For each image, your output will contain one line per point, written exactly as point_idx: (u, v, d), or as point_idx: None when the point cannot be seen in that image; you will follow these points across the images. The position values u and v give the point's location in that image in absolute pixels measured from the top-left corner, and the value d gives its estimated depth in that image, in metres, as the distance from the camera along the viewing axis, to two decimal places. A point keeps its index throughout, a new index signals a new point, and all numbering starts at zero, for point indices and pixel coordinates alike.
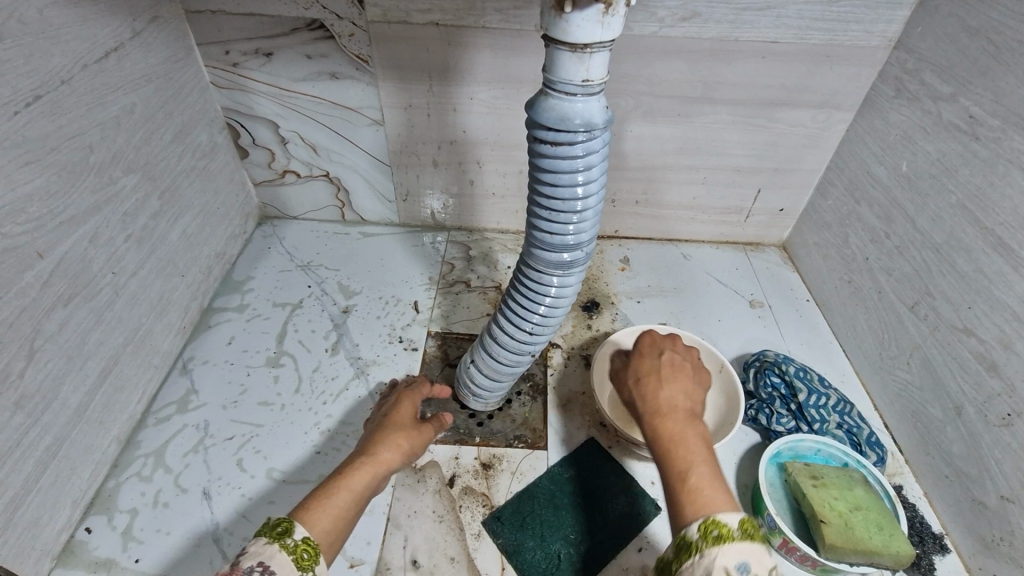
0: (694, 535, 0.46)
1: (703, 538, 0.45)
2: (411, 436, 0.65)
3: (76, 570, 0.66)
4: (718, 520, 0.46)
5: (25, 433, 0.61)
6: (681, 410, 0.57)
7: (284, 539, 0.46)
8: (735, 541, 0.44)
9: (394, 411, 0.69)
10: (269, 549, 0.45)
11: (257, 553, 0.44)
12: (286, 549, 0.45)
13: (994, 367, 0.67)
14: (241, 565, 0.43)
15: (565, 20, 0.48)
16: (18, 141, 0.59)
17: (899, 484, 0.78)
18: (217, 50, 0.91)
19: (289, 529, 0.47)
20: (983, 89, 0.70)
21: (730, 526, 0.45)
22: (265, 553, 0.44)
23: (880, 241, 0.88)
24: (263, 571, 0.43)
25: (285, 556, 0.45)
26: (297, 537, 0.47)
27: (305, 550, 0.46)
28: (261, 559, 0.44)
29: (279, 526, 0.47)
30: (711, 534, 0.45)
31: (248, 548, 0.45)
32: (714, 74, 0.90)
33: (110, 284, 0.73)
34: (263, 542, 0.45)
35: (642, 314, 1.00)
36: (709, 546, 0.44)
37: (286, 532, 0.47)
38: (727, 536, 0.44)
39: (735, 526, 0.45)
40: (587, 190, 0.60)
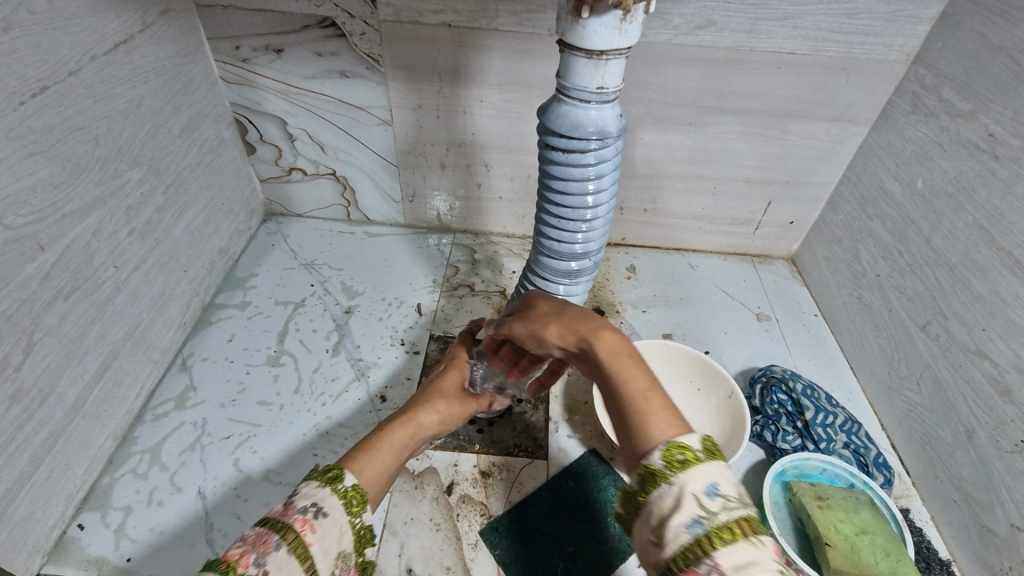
0: (658, 464, 0.37)
1: (668, 466, 0.37)
2: (453, 404, 0.64)
3: (67, 567, 0.66)
4: (681, 444, 0.38)
5: (20, 426, 0.60)
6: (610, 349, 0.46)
7: (335, 484, 0.43)
8: (703, 462, 0.37)
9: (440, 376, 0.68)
10: (322, 492, 0.41)
11: (310, 495, 0.41)
12: (336, 494, 0.42)
13: (1007, 392, 0.65)
14: (296, 503, 0.40)
15: (582, 25, 0.47)
16: (23, 132, 0.58)
17: (905, 507, 0.77)
18: (227, 45, 0.90)
19: (340, 474, 0.43)
20: (1003, 107, 0.68)
21: (695, 448, 0.37)
22: (318, 495, 0.41)
23: (892, 259, 0.86)
24: (318, 511, 0.40)
25: (336, 502, 0.41)
26: (348, 484, 0.43)
27: (355, 498, 0.43)
28: (314, 501, 0.41)
29: (329, 472, 0.44)
30: (676, 459, 0.37)
31: (300, 488, 0.42)
32: (728, 83, 0.89)
33: (111, 278, 0.73)
34: (314, 485, 0.42)
35: (647, 324, 0.99)
36: (677, 474, 0.36)
37: (337, 478, 0.43)
38: (693, 460, 0.37)
39: (699, 446, 0.38)
40: (598, 199, 0.58)
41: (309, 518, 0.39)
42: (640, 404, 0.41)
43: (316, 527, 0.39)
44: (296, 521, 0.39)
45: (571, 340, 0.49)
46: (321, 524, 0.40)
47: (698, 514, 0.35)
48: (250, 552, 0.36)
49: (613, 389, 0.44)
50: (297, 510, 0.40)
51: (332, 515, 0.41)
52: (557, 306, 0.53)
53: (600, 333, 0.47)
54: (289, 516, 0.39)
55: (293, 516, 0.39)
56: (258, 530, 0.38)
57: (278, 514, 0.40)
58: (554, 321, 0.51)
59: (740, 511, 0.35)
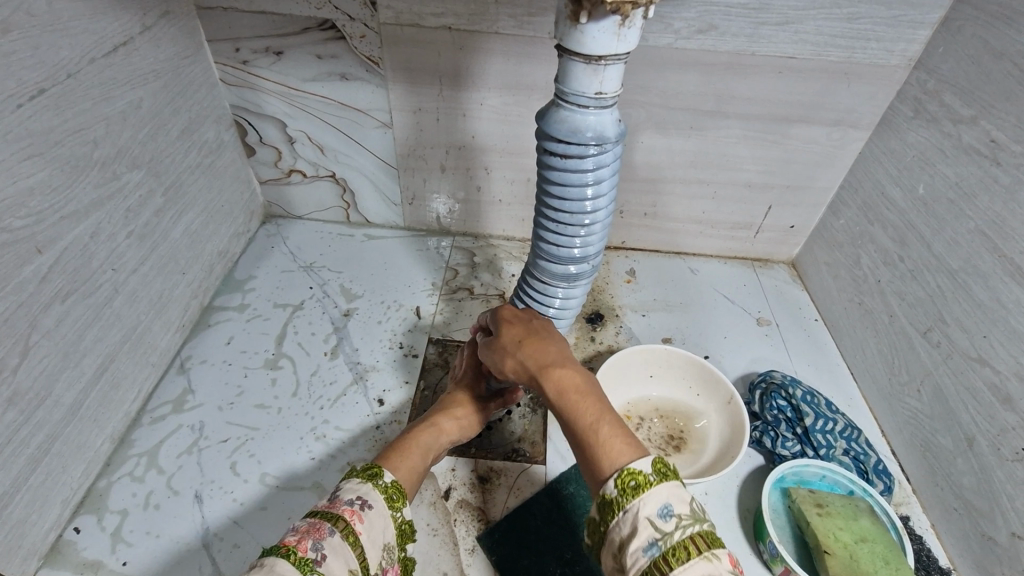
0: (613, 493, 0.43)
1: (621, 493, 0.42)
2: (472, 411, 0.72)
3: (63, 571, 0.65)
4: (632, 470, 0.43)
5: (16, 429, 0.60)
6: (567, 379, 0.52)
7: (376, 479, 0.51)
8: (653, 486, 0.42)
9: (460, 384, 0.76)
10: (364, 487, 0.50)
11: (355, 488, 0.49)
12: (378, 488, 0.50)
13: (1009, 400, 0.65)
14: (342, 497, 0.48)
15: (580, 31, 0.47)
16: (21, 135, 0.58)
17: (905, 514, 0.76)
18: (227, 47, 0.90)
19: (379, 472, 0.52)
20: (1006, 113, 0.68)
21: (645, 472, 0.42)
22: (361, 489, 0.49)
23: (893, 264, 0.86)
24: (363, 503, 0.48)
25: (378, 494, 0.50)
26: (387, 480, 0.52)
27: (395, 492, 0.51)
28: (359, 494, 0.49)
29: (369, 469, 0.52)
30: (630, 486, 0.42)
31: (343, 485, 0.50)
32: (729, 87, 0.88)
33: (109, 281, 0.72)
34: (357, 481, 0.50)
35: (646, 328, 0.99)
36: (629, 500, 0.42)
37: (377, 475, 0.51)
38: (643, 484, 0.42)
39: (650, 470, 0.42)
40: (596, 204, 0.58)
41: (356, 509, 0.47)
42: (595, 437, 0.47)
43: (363, 516, 0.47)
44: (345, 511, 0.46)
45: (528, 375, 0.55)
46: (367, 515, 0.47)
47: (655, 537, 0.40)
48: (308, 538, 0.43)
49: (573, 423, 0.50)
50: (344, 502, 0.47)
51: (375, 508, 0.48)
52: (519, 336, 0.57)
53: (555, 371, 0.52)
54: (338, 508, 0.47)
55: (342, 508, 0.47)
56: (310, 520, 0.45)
57: (326, 507, 0.47)
58: (515, 352, 0.56)
59: (691, 528, 0.40)
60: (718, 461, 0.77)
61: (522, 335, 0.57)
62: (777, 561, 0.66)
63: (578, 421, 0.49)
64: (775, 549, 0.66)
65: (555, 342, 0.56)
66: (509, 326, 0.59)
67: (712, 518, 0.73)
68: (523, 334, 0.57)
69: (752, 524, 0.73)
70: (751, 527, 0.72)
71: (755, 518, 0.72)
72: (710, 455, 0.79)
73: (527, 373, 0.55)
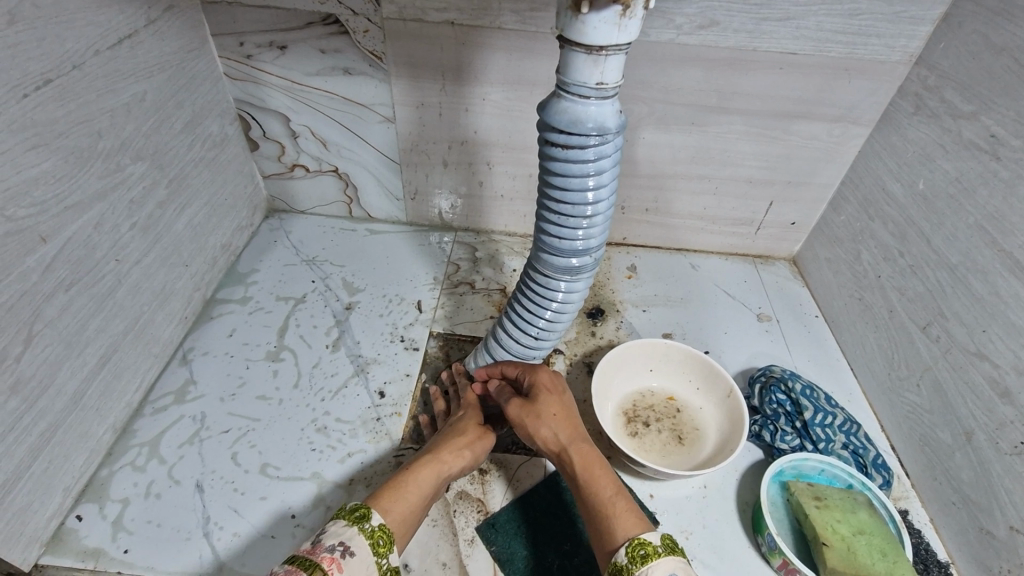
0: (624, 561, 0.53)
1: (631, 561, 0.53)
2: (475, 441, 0.70)
3: (64, 558, 0.66)
4: (642, 541, 0.54)
5: (19, 417, 0.60)
6: (593, 455, 0.65)
7: (362, 523, 0.55)
8: (659, 557, 0.52)
9: (464, 415, 0.75)
10: (348, 531, 0.54)
11: (338, 533, 0.53)
12: (364, 533, 0.54)
13: (1007, 394, 0.65)
14: (324, 542, 0.52)
15: (581, 21, 0.47)
16: (26, 124, 0.59)
17: (904, 508, 0.76)
18: (231, 42, 0.91)
19: (366, 514, 0.56)
20: (1005, 108, 0.68)
21: (654, 544, 0.53)
22: (344, 534, 0.53)
23: (893, 260, 0.86)
24: (344, 550, 0.52)
25: (363, 539, 0.54)
26: (374, 523, 0.56)
27: (381, 538, 0.55)
28: (341, 540, 0.53)
29: (356, 510, 0.56)
30: (639, 555, 0.53)
31: (329, 528, 0.54)
32: (730, 83, 0.89)
33: (113, 271, 0.73)
34: (342, 525, 0.54)
35: (647, 323, 0.99)
36: (640, 567, 0.52)
37: (364, 518, 0.55)
38: (652, 554, 0.52)
39: (659, 543, 0.54)
40: (598, 196, 0.59)
41: (336, 556, 0.51)
42: (612, 509, 0.59)
43: (342, 564, 0.51)
44: (324, 559, 0.50)
45: (555, 443, 0.67)
46: (346, 563, 0.51)
47: None
48: None
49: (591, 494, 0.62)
50: (325, 548, 0.51)
51: (355, 555, 0.52)
52: (552, 408, 0.69)
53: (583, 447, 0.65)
54: (317, 555, 0.50)
55: (322, 555, 0.50)
56: (290, 566, 0.49)
57: (307, 553, 0.51)
58: (550, 423, 0.67)
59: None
60: (719, 453, 0.77)
61: (557, 409, 0.69)
62: (775, 554, 0.66)
63: (597, 494, 0.61)
64: (773, 542, 0.66)
65: (578, 422, 0.69)
66: (546, 396, 0.70)
67: (710, 512, 0.73)
68: (557, 408, 0.69)
69: (751, 518, 0.73)
70: (750, 522, 0.73)
71: (754, 511, 0.72)
72: (709, 449, 0.79)
73: (557, 443, 0.67)
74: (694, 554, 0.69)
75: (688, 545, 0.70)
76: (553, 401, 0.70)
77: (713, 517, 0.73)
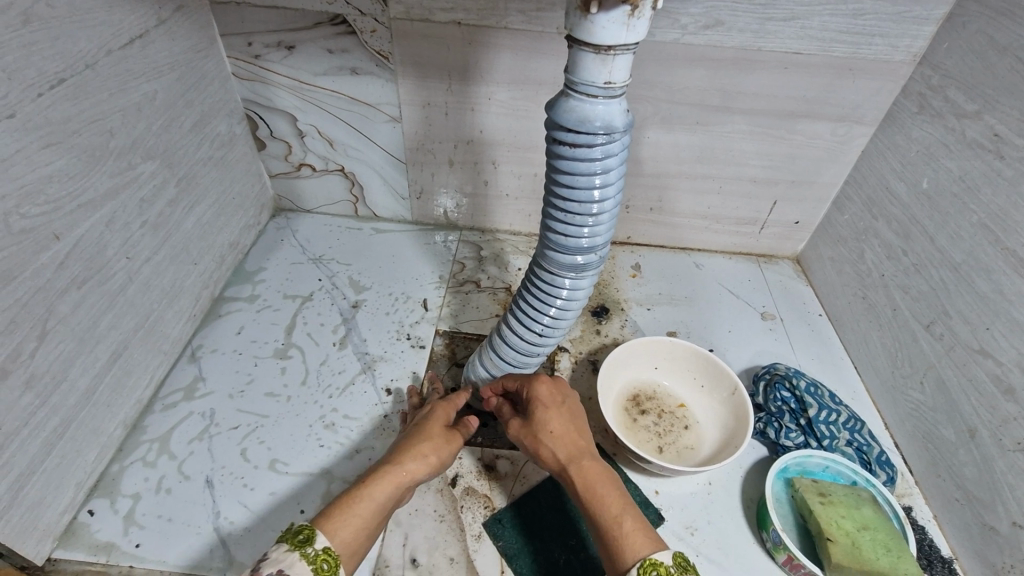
0: None
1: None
2: (441, 446, 0.64)
3: (76, 552, 0.67)
4: (655, 560, 0.50)
5: (33, 412, 0.61)
6: (598, 469, 0.59)
7: (305, 548, 0.47)
8: None
9: (432, 421, 0.68)
10: (289, 558, 0.46)
11: (278, 560, 0.45)
12: (306, 558, 0.46)
13: (1010, 391, 0.66)
14: (260, 572, 0.44)
15: (590, 21, 0.48)
16: (41, 123, 0.59)
17: (908, 505, 0.77)
18: (240, 42, 0.92)
19: (310, 537, 0.48)
20: (1008, 107, 0.69)
21: (666, 563, 0.49)
22: (285, 561, 0.45)
23: (897, 258, 0.87)
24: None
25: (304, 567, 0.46)
26: (318, 547, 0.48)
27: (325, 561, 0.47)
28: (280, 567, 0.45)
29: (300, 533, 0.49)
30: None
31: (269, 553, 0.46)
32: (735, 83, 0.89)
33: (124, 269, 0.74)
34: (283, 550, 0.46)
35: (652, 322, 1.00)
36: None
37: (308, 541, 0.48)
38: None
39: (670, 562, 0.50)
40: (604, 194, 0.59)
41: None
42: (619, 531, 0.53)
43: None
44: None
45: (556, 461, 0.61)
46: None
47: None
48: None
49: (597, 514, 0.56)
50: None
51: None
52: (551, 422, 0.63)
53: (586, 464, 0.59)
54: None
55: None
56: None
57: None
58: (549, 441, 0.61)
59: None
60: (724, 449, 0.78)
61: (557, 424, 0.62)
62: (780, 550, 0.67)
63: (602, 514, 0.55)
64: (778, 538, 0.66)
65: (580, 433, 0.63)
66: (544, 410, 0.64)
67: (715, 508, 0.74)
68: (557, 423, 0.62)
69: (756, 514, 0.73)
70: (755, 518, 0.73)
71: (759, 508, 0.73)
72: (711, 445, 0.80)
73: (557, 461, 0.61)
74: (700, 549, 0.70)
75: (694, 540, 0.71)
76: (552, 415, 0.63)
77: (719, 513, 0.73)
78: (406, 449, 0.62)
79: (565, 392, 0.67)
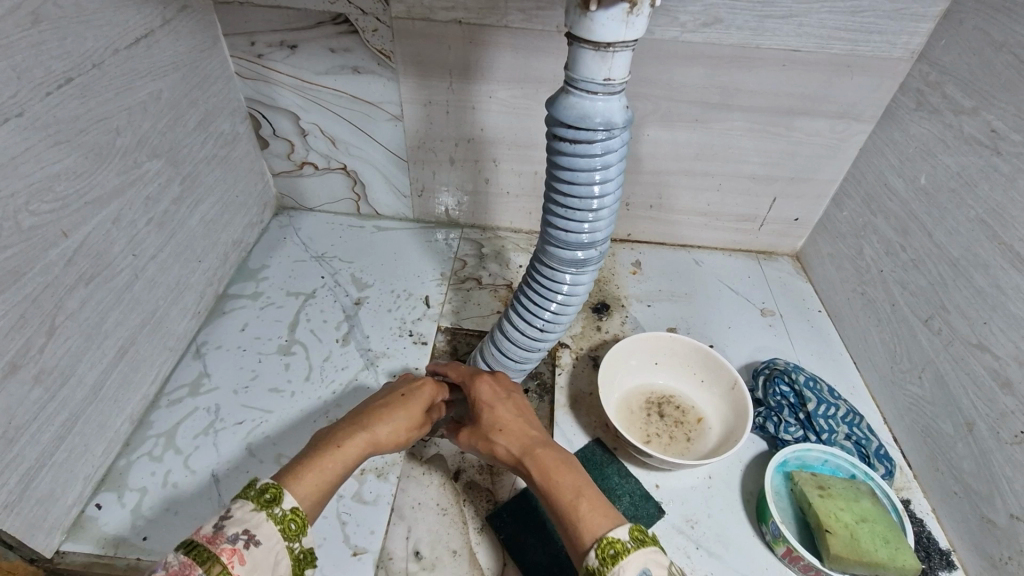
0: (594, 564, 0.48)
1: (602, 563, 0.47)
2: (412, 424, 0.64)
3: (85, 545, 0.68)
4: (611, 539, 0.49)
5: (42, 406, 0.62)
6: (553, 455, 0.59)
7: (271, 508, 0.49)
8: (631, 553, 0.47)
9: (414, 393, 0.67)
10: (255, 518, 0.47)
11: (243, 520, 0.47)
12: (274, 518, 0.48)
13: (1008, 384, 0.66)
14: (225, 532, 0.46)
15: (590, 18, 0.49)
16: (49, 122, 0.60)
17: (906, 498, 0.77)
18: (243, 41, 0.93)
19: (277, 497, 0.50)
20: (1006, 103, 0.69)
21: (623, 540, 0.48)
22: (250, 521, 0.47)
23: (896, 254, 0.87)
24: (249, 539, 0.46)
25: (271, 527, 0.48)
26: (286, 507, 0.50)
27: (293, 521, 0.49)
28: (246, 528, 0.46)
29: (266, 492, 0.50)
30: (609, 555, 0.48)
31: (234, 511, 0.47)
32: (734, 81, 0.90)
33: (130, 266, 0.75)
34: (248, 510, 0.47)
35: (652, 318, 1.00)
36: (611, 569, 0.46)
37: (274, 501, 0.49)
38: (622, 552, 0.47)
39: (627, 539, 0.48)
40: (604, 189, 0.60)
41: (238, 548, 0.45)
42: (575, 511, 0.53)
43: (245, 556, 0.45)
44: (224, 553, 0.44)
45: (511, 457, 0.61)
46: (250, 554, 0.45)
47: None
48: None
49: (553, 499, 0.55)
50: (226, 539, 0.45)
51: (262, 543, 0.46)
52: (500, 420, 0.63)
53: (541, 453, 0.59)
54: (217, 546, 0.44)
55: (221, 546, 0.45)
56: (185, 559, 0.43)
57: (205, 542, 0.45)
58: (499, 439, 0.62)
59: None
60: (724, 443, 0.79)
61: (505, 421, 0.63)
62: (779, 542, 0.67)
63: (558, 498, 0.55)
64: (777, 530, 0.67)
65: (533, 426, 0.64)
66: (490, 410, 0.65)
67: (716, 501, 0.75)
68: (505, 420, 0.63)
69: (755, 507, 0.74)
70: (754, 511, 0.74)
71: (758, 501, 0.73)
72: (711, 440, 0.81)
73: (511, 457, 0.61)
74: (701, 542, 0.70)
75: (695, 533, 0.71)
76: (499, 412, 0.64)
77: (719, 507, 0.74)
78: (378, 417, 0.62)
79: (510, 388, 0.69)
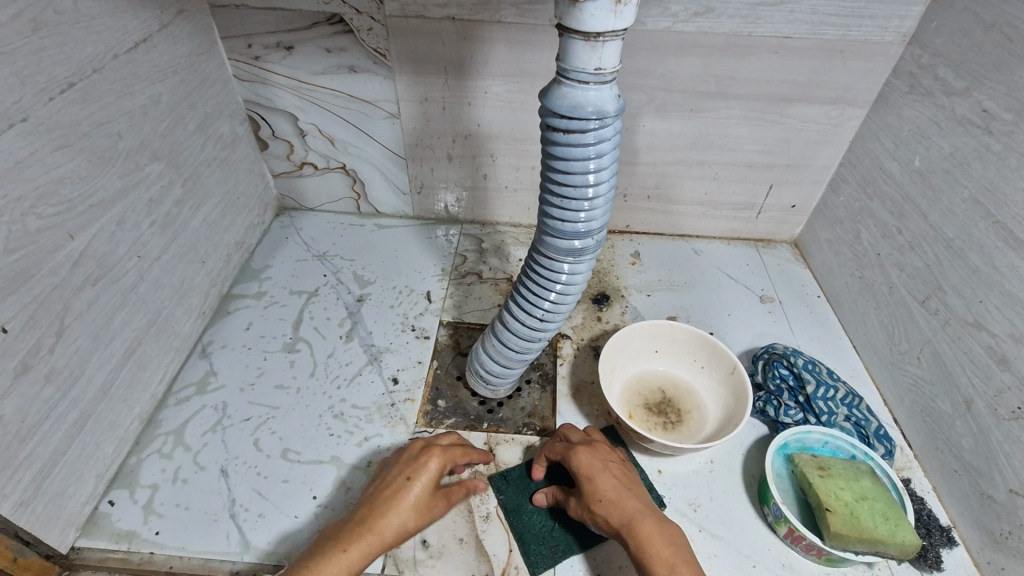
0: None
1: None
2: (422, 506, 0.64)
3: (99, 541, 0.69)
4: None
5: (53, 406, 0.64)
6: (654, 522, 0.61)
7: None
8: None
9: (418, 475, 0.65)
10: None
11: None
12: None
13: (1004, 361, 0.67)
14: None
15: (579, 9, 0.50)
16: (52, 126, 0.62)
17: (907, 477, 0.78)
18: (239, 43, 0.94)
19: None
20: (997, 83, 0.70)
21: None
22: None
23: (892, 236, 0.88)
24: None
25: None
26: None
27: None
28: None
29: None
30: None
31: None
32: (727, 69, 0.90)
33: (135, 268, 0.76)
34: None
35: (652, 307, 1.01)
36: None
37: None
38: None
39: None
40: (598, 178, 0.61)
41: None
42: None
43: None
44: None
45: (613, 524, 0.62)
46: None
47: None
48: None
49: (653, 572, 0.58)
50: None
51: None
52: (603, 491, 0.64)
53: (644, 525, 0.61)
54: None
55: None
56: None
57: None
58: (605, 508, 0.63)
59: None
60: (722, 428, 0.80)
61: (605, 490, 0.64)
62: (781, 523, 0.68)
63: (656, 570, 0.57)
64: (779, 511, 0.68)
65: (628, 492, 0.64)
66: (591, 480, 0.66)
67: (718, 485, 0.76)
68: (608, 488, 0.65)
69: (758, 490, 0.75)
70: (757, 494, 0.74)
71: (760, 483, 0.74)
72: (713, 425, 0.82)
73: (612, 525, 0.62)
74: (703, 526, 0.71)
75: (697, 516, 0.72)
76: (600, 483, 0.65)
77: (721, 490, 0.75)
78: (385, 509, 0.62)
79: (606, 454, 0.70)
